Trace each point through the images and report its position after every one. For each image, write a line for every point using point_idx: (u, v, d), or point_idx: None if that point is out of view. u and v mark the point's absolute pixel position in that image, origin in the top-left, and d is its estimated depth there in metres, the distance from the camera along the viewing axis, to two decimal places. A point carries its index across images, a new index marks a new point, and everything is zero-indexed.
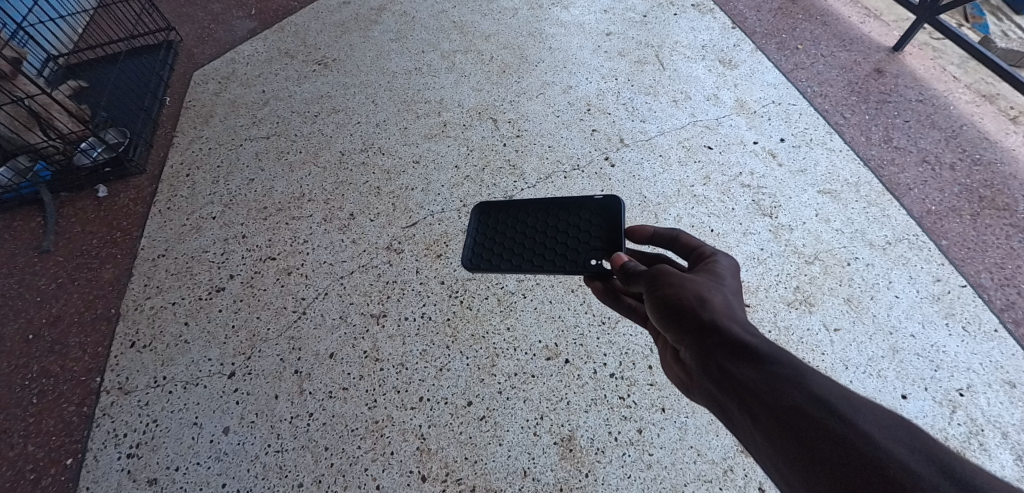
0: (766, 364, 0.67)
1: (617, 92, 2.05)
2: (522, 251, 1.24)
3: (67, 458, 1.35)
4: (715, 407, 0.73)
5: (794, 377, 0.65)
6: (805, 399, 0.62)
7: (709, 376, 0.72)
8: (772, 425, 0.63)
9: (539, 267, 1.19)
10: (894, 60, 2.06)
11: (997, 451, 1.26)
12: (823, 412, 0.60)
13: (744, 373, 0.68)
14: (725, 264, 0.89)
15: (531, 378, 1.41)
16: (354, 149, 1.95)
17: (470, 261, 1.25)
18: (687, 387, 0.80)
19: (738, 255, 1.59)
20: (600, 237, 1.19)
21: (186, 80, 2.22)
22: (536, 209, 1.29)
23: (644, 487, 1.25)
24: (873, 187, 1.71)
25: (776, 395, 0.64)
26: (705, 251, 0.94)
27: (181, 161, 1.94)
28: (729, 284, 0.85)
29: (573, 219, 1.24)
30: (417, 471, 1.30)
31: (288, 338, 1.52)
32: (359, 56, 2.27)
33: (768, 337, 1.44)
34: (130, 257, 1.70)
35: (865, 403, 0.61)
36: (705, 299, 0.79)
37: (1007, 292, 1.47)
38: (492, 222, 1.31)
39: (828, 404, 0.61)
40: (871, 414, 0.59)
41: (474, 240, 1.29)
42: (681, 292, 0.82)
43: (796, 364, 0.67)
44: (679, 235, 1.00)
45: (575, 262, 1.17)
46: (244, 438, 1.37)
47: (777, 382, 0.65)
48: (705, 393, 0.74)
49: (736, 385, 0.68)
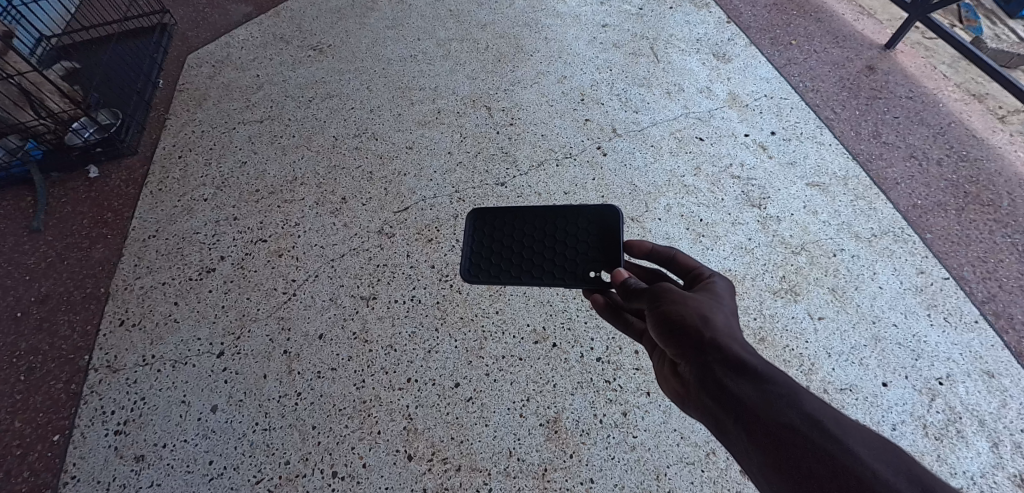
0: (765, 383, 0.69)
1: (611, 83, 2.06)
2: (521, 261, 1.23)
3: (54, 434, 1.35)
4: (709, 422, 0.73)
5: (792, 399, 0.67)
6: (803, 421, 0.64)
7: (707, 392, 0.73)
8: (769, 444, 0.64)
9: (538, 280, 1.19)
10: (885, 58, 2.08)
11: (974, 439, 1.28)
12: (820, 435, 0.62)
13: (744, 392, 0.69)
14: (723, 286, 0.91)
15: (518, 361, 1.42)
16: (348, 134, 1.95)
17: (468, 272, 1.24)
18: (681, 400, 0.82)
19: (726, 244, 1.61)
20: (598, 248, 1.19)
21: (180, 62, 2.21)
22: (532, 215, 1.26)
23: (628, 468, 1.27)
24: (861, 180, 1.73)
25: (773, 415, 0.66)
26: (703, 273, 0.97)
27: (174, 143, 1.93)
28: (727, 304, 0.87)
29: (570, 228, 1.22)
30: (404, 450, 1.31)
31: (277, 318, 1.52)
32: (354, 43, 2.27)
33: (752, 324, 1.46)
34: (120, 237, 1.70)
35: (859, 428, 0.63)
36: (708, 317, 0.80)
37: (989, 285, 1.50)
38: (488, 229, 1.29)
39: (824, 426, 0.63)
40: (864, 439, 0.61)
41: (471, 249, 1.27)
42: (682, 308, 0.82)
43: (795, 387, 0.69)
44: (677, 256, 1.05)
45: (575, 275, 1.17)
46: (232, 416, 1.37)
47: (776, 403, 0.66)
48: (700, 407, 0.75)
49: (734, 403, 0.69)
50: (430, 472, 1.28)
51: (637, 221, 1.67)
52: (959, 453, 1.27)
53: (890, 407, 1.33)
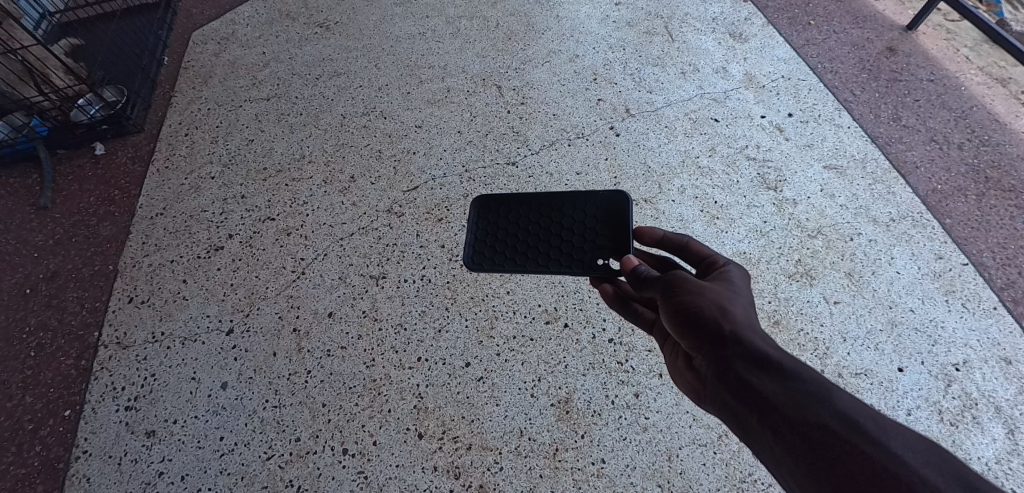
0: (791, 379, 0.67)
1: (624, 62, 2.02)
2: (525, 249, 1.20)
3: (65, 410, 1.35)
4: (730, 419, 0.72)
5: (822, 395, 0.64)
6: (835, 419, 0.62)
7: (726, 387, 0.72)
8: (797, 442, 0.62)
9: (544, 268, 1.16)
10: (907, 39, 2.02)
11: (989, 425, 1.27)
12: (855, 435, 0.60)
13: (768, 388, 0.67)
14: (739, 276, 0.89)
15: (528, 341, 1.41)
16: (356, 113, 1.92)
17: (471, 261, 1.21)
18: (698, 396, 0.80)
19: (740, 227, 1.59)
20: (605, 234, 1.17)
21: (185, 39, 2.17)
22: (537, 203, 1.24)
23: (640, 449, 1.26)
24: (880, 164, 1.69)
25: (800, 412, 0.64)
26: (718, 261, 0.96)
27: (180, 120, 1.91)
28: (745, 295, 0.85)
29: (577, 214, 1.21)
30: (414, 429, 1.30)
31: (287, 296, 1.52)
32: (362, 20, 2.23)
33: (766, 308, 1.45)
34: (128, 215, 1.68)
35: (898, 427, 0.60)
36: (727, 309, 0.79)
37: (1008, 271, 1.47)
38: (492, 217, 1.27)
39: (858, 424, 0.61)
40: (906, 439, 0.58)
41: (474, 237, 1.25)
42: (699, 299, 0.81)
43: (824, 382, 0.66)
44: (690, 243, 1.03)
45: (582, 262, 1.15)
46: (242, 393, 1.37)
47: (804, 400, 0.64)
48: (720, 403, 0.74)
49: (757, 399, 0.68)
50: (440, 451, 1.28)
51: (649, 203, 1.65)
52: (974, 438, 1.25)
53: (905, 392, 1.32)
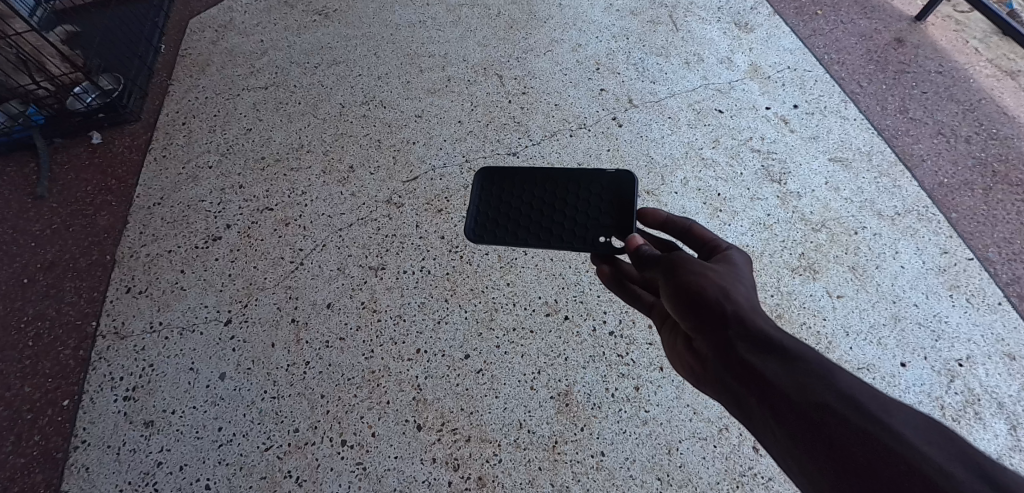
0: (791, 359, 0.63)
1: (628, 52, 1.99)
2: (529, 225, 1.19)
3: (63, 400, 1.35)
4: (729, 400, 0.69)
5: (822, 372, 0.60)
6: (833, 396, 0.57)
7: (725, 367, 0.69)
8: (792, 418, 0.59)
9: (546, 244, 1.15)
10: (915, 30, 1.99)
11: (991, 421, 1.26)
12: (856, 412, 0.55)
13: (767, 368, 0.64)
14: (742, 261, 0.87)
15: (529, 333, 1.40)
16: (355, 102, 1.90)
17: (472, 233, 1.20)
18: (700, 380, 0.77)
19: (744, 220, 1.57)
20: (609, 214, 1.15)
21: (182, 27, 2.14)
22: (543, 180, 1.23)
23: (639, 442, 1.26)
24: (886, 156, 1.67)
25: (798, 389, 0.60)
26: (721, 246, 0.94)
27: (177, 109, 1.89)
28: (748, 281, 0.82)
29: (583, 193, 1.19)
30: (413, 420, 1.30)
31: (285, 287, 1.51)
32: (361, 7, 2.20)
33: (769, 302, 1.44)
34: (125, 205, 1.67)
35: (902, 406, 0.55)
36: (729, 293, 0.76)
37: (1014, 267, 1.46)
38: (497, 192, 1.25)
39: (857, 401, 0.56)
40: (909, 417, 0.53)
41: (477, 210, 1.23)
42: (703, 282, 0.79)
43: (824, 361, 0.62)
44: (694, 228, 1.01)
45: (584, 240, 1.14)
46: (240, 384, 1.37)
47: (803, 377, 0.61)
48: (720, 384, 0.70)
49: (754, 377, 0.64)
50: (439, 442, 1.27)
51: (652, 195, 1.63)
52: (976, 434, 1.25)
53: (907, 388, 1.31)
